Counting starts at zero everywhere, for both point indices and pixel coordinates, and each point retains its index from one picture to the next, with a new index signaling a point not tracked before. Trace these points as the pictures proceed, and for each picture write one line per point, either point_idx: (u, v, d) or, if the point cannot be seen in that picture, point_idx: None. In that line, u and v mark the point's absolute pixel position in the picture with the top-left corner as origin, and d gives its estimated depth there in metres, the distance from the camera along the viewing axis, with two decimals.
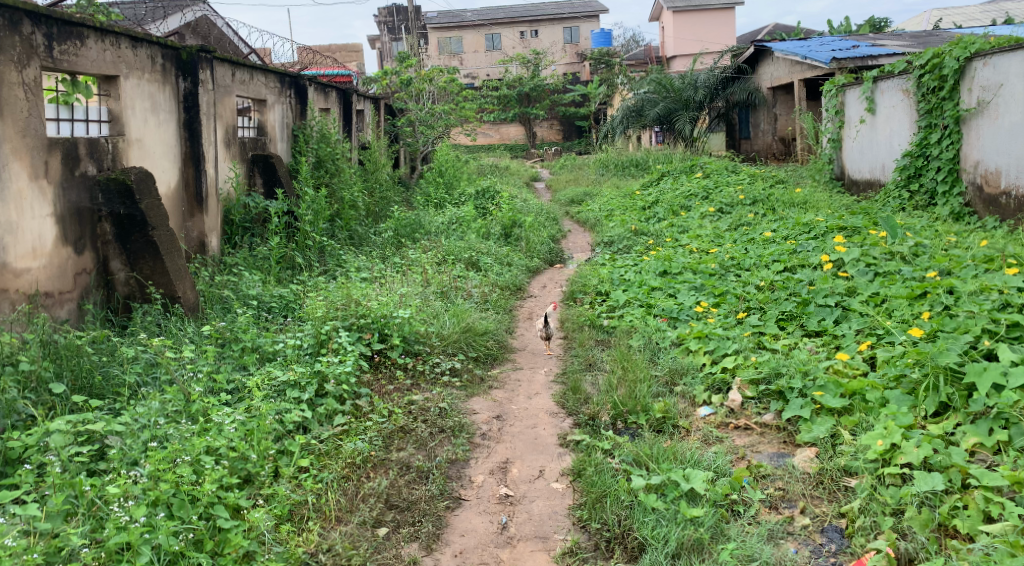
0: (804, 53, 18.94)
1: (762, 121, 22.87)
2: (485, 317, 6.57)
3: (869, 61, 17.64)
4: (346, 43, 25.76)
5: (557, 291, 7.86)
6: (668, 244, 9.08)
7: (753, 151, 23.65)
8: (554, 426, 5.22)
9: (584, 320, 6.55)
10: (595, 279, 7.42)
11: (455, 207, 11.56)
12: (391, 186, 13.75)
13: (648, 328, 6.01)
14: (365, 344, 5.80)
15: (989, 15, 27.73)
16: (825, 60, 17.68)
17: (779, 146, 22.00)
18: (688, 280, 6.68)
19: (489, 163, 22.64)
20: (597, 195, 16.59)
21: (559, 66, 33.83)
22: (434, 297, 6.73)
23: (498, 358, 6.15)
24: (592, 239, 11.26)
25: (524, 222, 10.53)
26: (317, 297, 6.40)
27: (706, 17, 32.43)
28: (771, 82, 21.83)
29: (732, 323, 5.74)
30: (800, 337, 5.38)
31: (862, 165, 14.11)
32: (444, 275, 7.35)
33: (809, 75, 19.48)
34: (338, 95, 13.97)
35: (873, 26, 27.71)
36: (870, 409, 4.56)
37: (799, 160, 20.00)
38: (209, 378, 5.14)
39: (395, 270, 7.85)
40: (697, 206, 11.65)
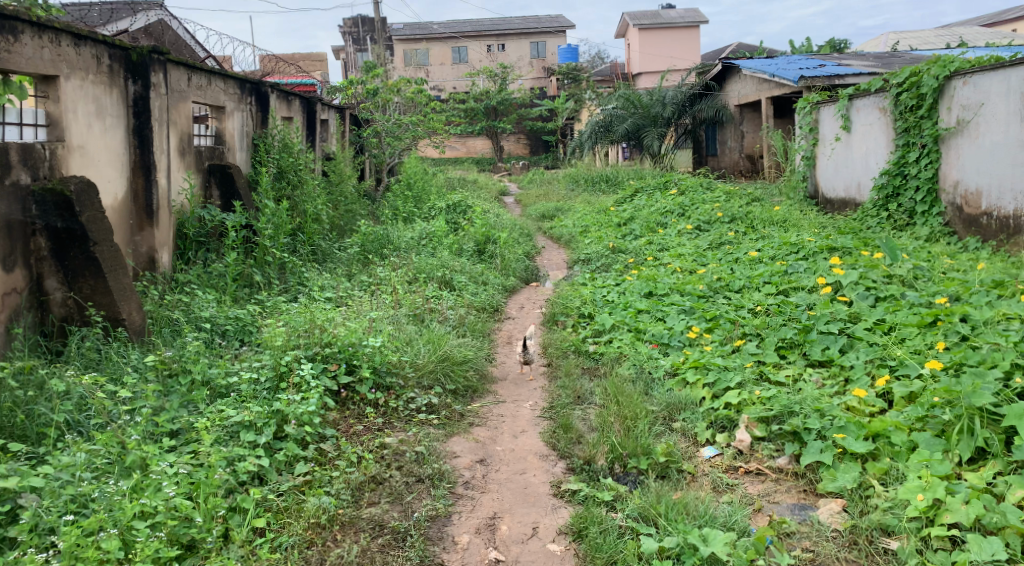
0: (771, 70, 18.81)
1: (729, 138, 22.70)
2: (463, 344, 6.09)
3: (836, 80, 17.58)
4: (310, 53, 25.21)
5: (535, 312, 7.40)
6: (650, 263, 8.69)
7: (720, 168, 23.46)
8: (545, 472, 4.75)
9: (569, 347, 6.11)
10: (577, 300, 7.00)
11: (423, 222, 11.08)
12: (358, 198, 13.26)
13: (638, 358, 5.59)
14: (329, 376, 5.27)
15: (944, 39, 28.06)
16: (794, 78, 17.56)
17: (745, 163, 21.92)
18: (677, 303, 6.26)
19: (457, 177, 22.23)
20: (569, 210, 16.23)
21: (526, 80, 33.53)
22: (407, 322, 6.25)
23: (478, 391, 5.69)
24: (567, 256, 10.87)
25: (498, 238, 10.08)
26: (280, 322, 5.88)
27: (672, 35, 32.34)
28: (738, 100, 21.61)
29: (730, 353, 5.34)
30: (804, 368, 5.03)
31: (837, 184, 13.72)
32: (417, 296, 6.88)
33: (777, 93, 19.33)
34: (302, 102, 13.44)
35: (832, 47, 27.83)
36: (898, 454, 4.24)
37: (767, 177, 19.80)
38: (149, 420, 4.57)
39: (363, 290, 7.36)
40: (676, 223, 11.31)
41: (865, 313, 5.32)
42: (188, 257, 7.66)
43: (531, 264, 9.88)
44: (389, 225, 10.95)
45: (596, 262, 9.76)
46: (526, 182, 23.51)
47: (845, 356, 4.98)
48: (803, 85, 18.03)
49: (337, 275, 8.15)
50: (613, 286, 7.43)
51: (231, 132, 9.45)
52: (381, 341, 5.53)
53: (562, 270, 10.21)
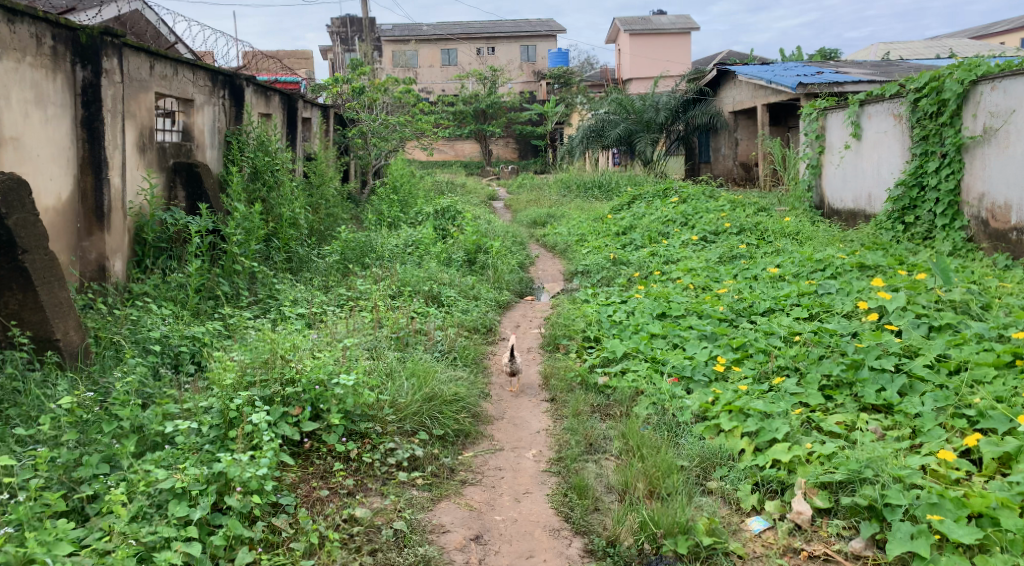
0: (768, 78, 18.24)
1: (723, 144, 22.06)
2: (455, 377, 5.34)
3: (834, 88, 17.07)
4: (295, 50, 24.38)
5: (533, 331, 6.65)
6: (654, 277, 7.97)
7: (712, 175, 22.85)
8: (557, 556, 4.02)
9: (574, 379, 5.39)
10: (581, 320, 6.25)
11: (406, 228, 10.31)
12: (339, 201, 12.47)
13: (660, 397, 4.88)
14: (290, 423, 4.51)
15: (933, 51, 27.58)
16: (792, 86, 17.01)
17: (739, 171, 21.32)
18: (696, 326, 5.53)
19: (446, 180, 21.48)
20: (562, 217, 15.51)
21: (516, 84, 32.79)
22: (390, 350, 5.48)
23: (472, 436, 4.95)
24: (564, 267, 10.14)
25: (490, 248, 9.35)
26: (242, 350, 5.10)
27: (664, 42, 31.70)
28: (732, 106, 21.04)
29: (769, 394, 4.64)
30: (857, 413, 4.40)
31: (846, 195, 12.92)
32: (400, 314, 6.11)
33: (774, 100, 18.75)
34: (282, 99, 12.64)
35: (823, 56, 27.30)
36: (1013, 541, 3.58)
37: (763, 186, 19.08)
38: (40, 497, 3.78)
39: (340, 306, 6.59)
40: (680, 233, 10.59)
41: (923, 347, 4.67)
42: (147, 266, 6.86)
43: (525, 275, 9.13)
44: (371, 231, 10.18)
45: (598, 273, 9.03)
46: (516, 186, 22.77)
47: (907, 400, 4.39)
48: (800, 92, 17.50)
49: (314, 287, 7.37)
50: (618, 304, 6.70)
51: (202, 127, 8.68)
52: (357, 377, 4.75)
53: (559, 283, 9.47)
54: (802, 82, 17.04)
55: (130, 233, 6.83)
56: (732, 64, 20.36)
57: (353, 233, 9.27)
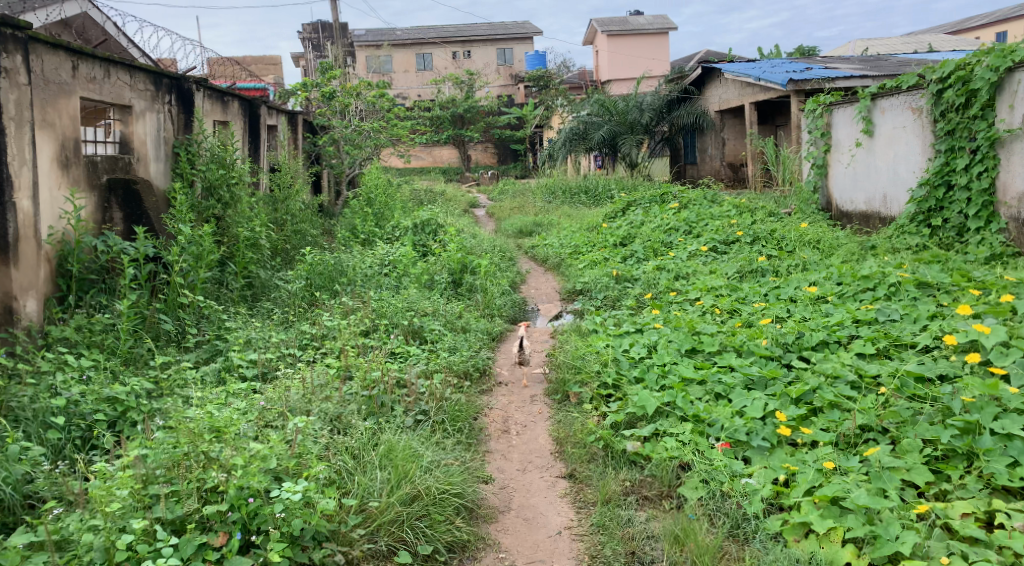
0: (757, 75, 17.36)
1: (709, 145, 21.14)
2: (443, 457, 4.41)
3: (826, 85, 16.26)
4: (262, 56, 23.30)
5: (532, 378, 5.67)
6: (666, 297, 6.98)
7: (699, 177, 21.93)
8: None
9: (596, 444, 4.55)
10: (594, 359, 5.29)
11: (380, 245, 9.24)
12: (307, 214, 11.41)
13: (714, 476, 4.08)
14: (210, 559, 3.60)
15: (911, 46, 26.96)
16: (783, 84, 16.22)
17: (726, 172, 20.43)
18: (741, 368, 4.65)
19: (425, 188, 20.45)
20: (550, 225, 14.51)
21: (493, 88, 31.77)
22: (361, 418, 4.53)
23: (471, 547, 4.05)
24: (560, 286, 9.15)
25: (477, 266, 8.32)
26: (179, 428, 4.07)
27: (643, 43, 30.71)
28: (718, 106, 20.12)
29: (862, 472, 3.88)
30: (984, 496, 3.70)
31: (857, 196, 11.77)
32: (373, 357, 5.13)
33: (762, 98, 17.88)
34: (241, 102, 11.52)
35: (802, 54, 26.57)
36: None
37: (754, 187, 18.08)
38: None
39: (304, 349, 5.56)
40: (686, 244, 9.63)
41: None
42: (70, 304, 5.71)
43: (516, 297, 8.10)
44: (341, 249, 9.14)
45: (602, 293, 8.01)
46: (498, 192, 21.77)
47: None
48: (790, 91, 16.71)
49: (270, 321, 6.33)
50: (631, 335, 5.71)
51: (142, 137, 7.66)
52: (306, 484, 3.82)
53: (556, 307, 8.44)
54: (793, 78, 16.24)
55: (50, 265, 5.69)
56: (718, 62, 19.44)
57: (318, 254, 8.16)
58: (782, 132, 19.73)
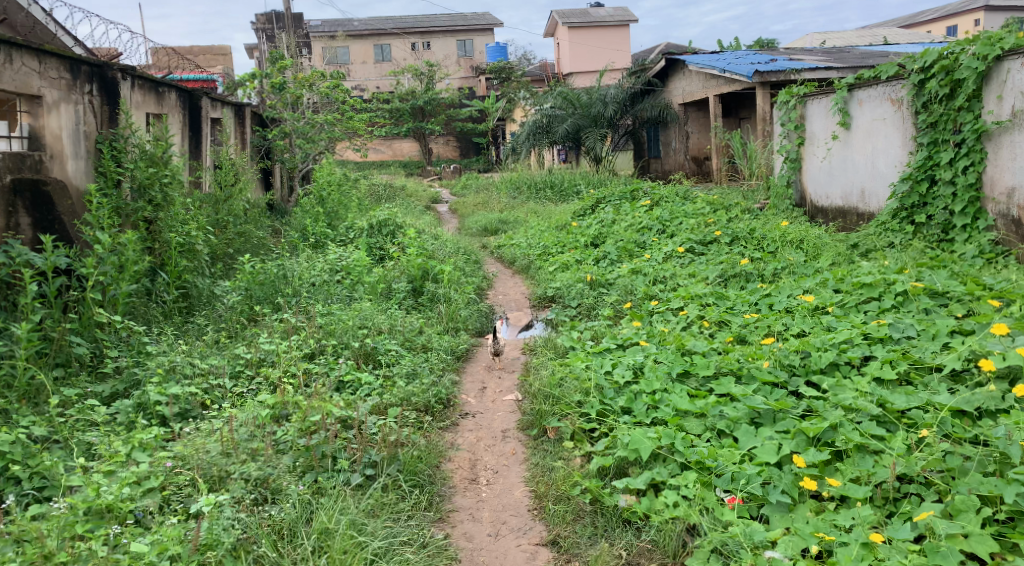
0: (722, 66, 16.87)
1: (673, 139, 20.63)
2: (391, 529, 3.91)
3: (792, 77, 15.85)
4: (211, 46, 22.37)
5: (502, 411, 5.06)
6: (646, 306, 6.38)
7: (663, 171, 21.42)
8: None
9: (582, 498, 4.08)
10: (576, 390, 4.76)
11: (330, 250, 8.51)
12: (253, 214, 10.63)
13: (730, 547, 3.58)
14: None
15: (873, 38, 26.71)
16: (749, 76, 15.81)
17: (691, 166, 19.96)
18: (747, 402, 4.21)
19: (384, 183, 19.72)
20: (516, 223, 13.86)
21: (453, 80, 31.01)
22: (296, 478, 4.05)
23: None
24: (529, 292, 8.51)
25: (437, 271, 7.65)
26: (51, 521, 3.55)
27: (604, 34, 30.13)
28: (682, 98, 19.61)
29: (913, 542, 3.44)
30: None
31: (832, 191, 11.25)
32: (313, 389, 4.68)
33: (727, 90, 17.37)
34: (178, 93, 10.68)
35: (765, 47, 26.19)
36: None
37: (720, 181, 17.61)
38: None
39: (240, 386, 4.89)
40: (660, 246, 9.07)
41: None
42: None
43: (481, 306, 7.45)
44: (289, 255, 8.41)
45: (575, 301, 7.38)
46: (460, 187, 21.11)
47: None
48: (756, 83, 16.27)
49: (198, 343, 5.66)
50: (611, 355, 5.12)
51: (57, 131, 7.16)
52: None
53: (525, 316, 7.80)
54: (759, 70, 15.78)
55: None
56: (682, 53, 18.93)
57: (260, 262, 7.41)
58: (747, 125, 19.27)
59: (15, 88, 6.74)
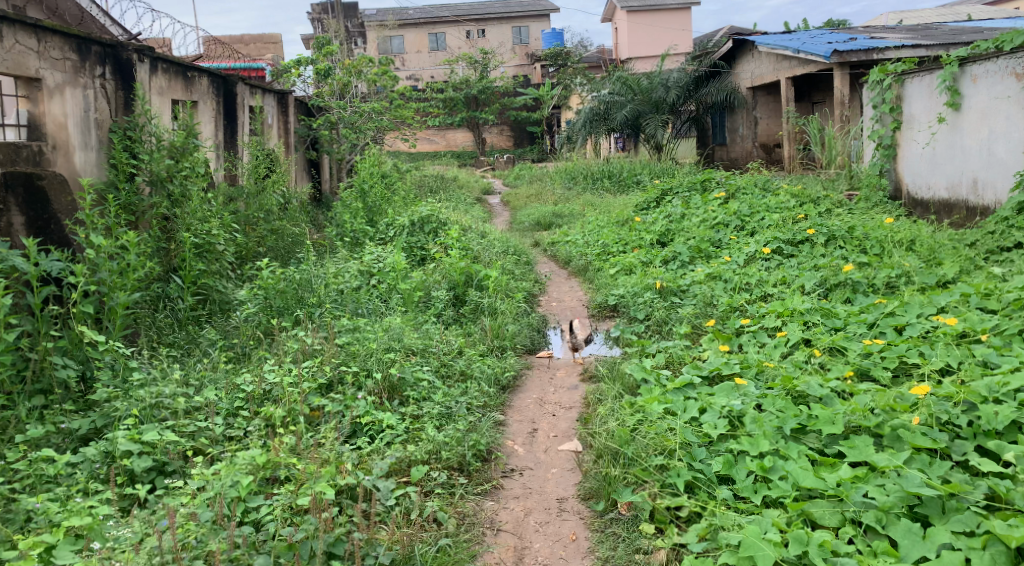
0: (796, 47, 15.53)
1: (740, 124, 19.27)
2: None
3: (874, 57, 14.45)
4: (262, 34, 21.79)
5: (557, 467, 4.22)
6: (732, 325, 5.36)
7: (729, 159, 20.09)
8: None
9: None
10: (658, 454, 3.92)
11: (364, 254, 7.61)
12: (286, 209, 9.79)
13: None
14: None
15: (954, 15, 24.89)
16: (825, 57, 14.46)
17: (759, 154, 18.66)
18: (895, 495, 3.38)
19: (435, 173, 18.86)
20: (572, 217, 12.85)
21: (508, 68, 29.99)
22: None
23: None
24: (588, 300, 7.51)
25: (482, 279, 6.69)
26: None
27: (665, 18, 28.77)
28: (751, 81, 18.31)
29: None
30: None
31: (936, 180, 10.06)
32: (336, 456, 3.90)
33: (800, 72, 16.06)
34: (210, 78, 9.88)
35: (838, 26, 24.58)
36: None
37: (792, 170, 16.35)
38: None
39: (235, 433, 4.10)
40: (739, 246, 7.99)
41: None
42: None
43: (534, 318, 6.50)
44: (318, 260, 7.54)
45: (644, 315, 6.37)
46: (514, 178, 20.14)
47: None
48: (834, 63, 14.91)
49: (206, 365, 4.79)
50: (699, 397, 4.19)
51: (60, 118, 6.26)
52: None
53: (583, 326, 6.81)
54: (837, 49, 14.43)
55: None
56: (752, 34, 17.62)
57: (283, 267, 6.57)
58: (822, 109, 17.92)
59: (8, 69, 5.83)
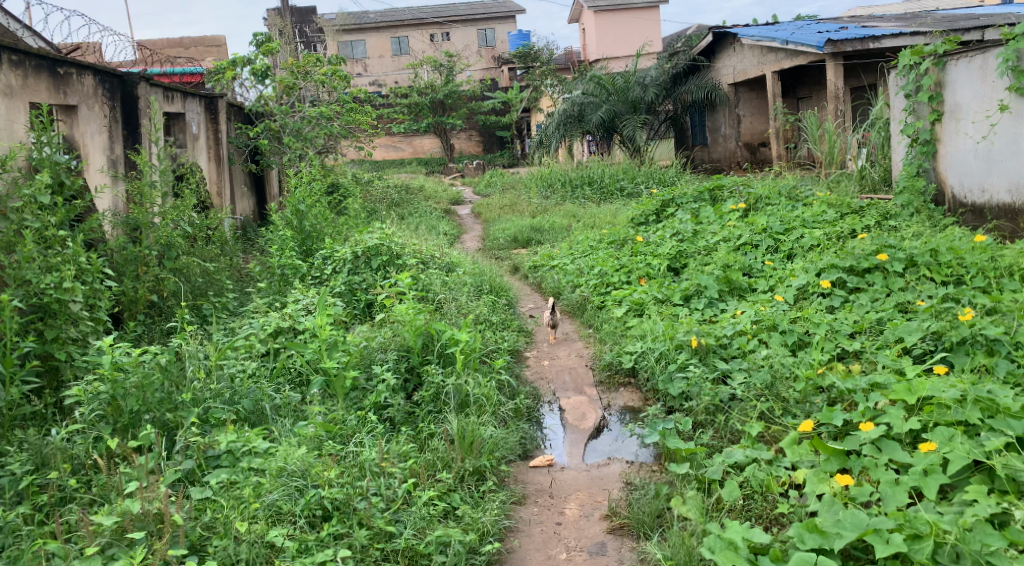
0: (784, 37, 13.69)
1: (722, 123, 17.36)
2: None
3: (871, 46, 12.56)
4: (204, 37, 19.70)
5: None
6: (830, 424, 3.64)
7: (709, 161, 18.20)
8: None
9: None
10: None
11: (280, 313, 5.67)
12: (200, 239, 7.78)
13: None
14: None
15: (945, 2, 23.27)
16: (817, 47, 12.64)
17: (744, 153, 16.84)
18: None
19: (400, 183, 16.86)
20: (556, 232, 10.93)
21: (474, 71, 28.04)
22: None
23: None
24: (591, 355, 5.65)
25: (444, 346, 4.75)
26: None
27: (635, 16, 27.01)
28: (733, 77, 16.48)
29: None
30: None
31: (993, 180, 8.11)
32: None
33: (789, 64, 14.26)
34: (93, 76, 7.86)
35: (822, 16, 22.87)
36: None
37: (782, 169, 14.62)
38: None
39: None
40: (780, 277, 6.19)
41: None
42: None
43: (521, 404, 4.61)
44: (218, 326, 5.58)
45: (680, 393, 4.49)
46: (484, 185, 18.23)
47: None
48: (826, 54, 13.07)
49: None
50: None
51: None
52: None
53: (587, 400, 4.94)
54: (830, 39, 12.65)
55: None
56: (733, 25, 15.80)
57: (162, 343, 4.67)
58: (812, 102, 16.19)
59: None
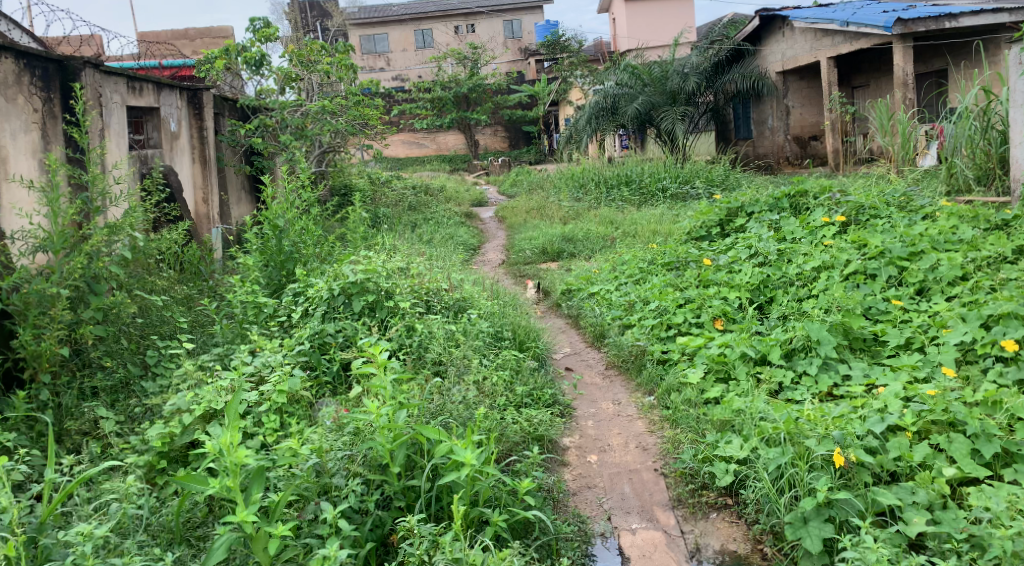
0: (844, 18, 11.63)
1: (769, 115, 15.38)
2: None
3: (945, 27, 10.35)
4: (209, 28, 18.02)
5: None
6: None
7: (755, 157, 16.20)
8: None
9: None
10: None
11: (214, 386, 3.97)
12: (151, 257, 5.72)
13: None
14: None
15: None
16: (884, 28, 10.50)
17: (793, 148, 14.86)
18: None
19: (418, 182, 15.12)
20: (596, 245, 9.13)
21: (500, 65, 26.18)
22: None
23: None
24: (658, 444, 3.92)
25: (438, 465, 3.17)
26: None
27: (668, 4, 25.01)
28: (782, 65, 14.51)
29: None
30: None
31: None
32: None
33: (846, 50, 12.25)
34: (15, 60, 6.09)
35: None
36: None
37: (835, 167, 12.63)
38: None
39: None
40: (919, 328, 4.43)
41: None
42: None
43: None
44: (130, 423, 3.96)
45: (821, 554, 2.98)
46: (511, 185, 16.44)
47: None
48: (895, 38, 10.80)
49: None
50: None
51: None
52: None
53: (666, 540, 3.30)
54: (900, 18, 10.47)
55: None
56: (782, 7, 13.83)
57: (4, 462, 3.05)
58: (872, 92, 14.24)
59: None
